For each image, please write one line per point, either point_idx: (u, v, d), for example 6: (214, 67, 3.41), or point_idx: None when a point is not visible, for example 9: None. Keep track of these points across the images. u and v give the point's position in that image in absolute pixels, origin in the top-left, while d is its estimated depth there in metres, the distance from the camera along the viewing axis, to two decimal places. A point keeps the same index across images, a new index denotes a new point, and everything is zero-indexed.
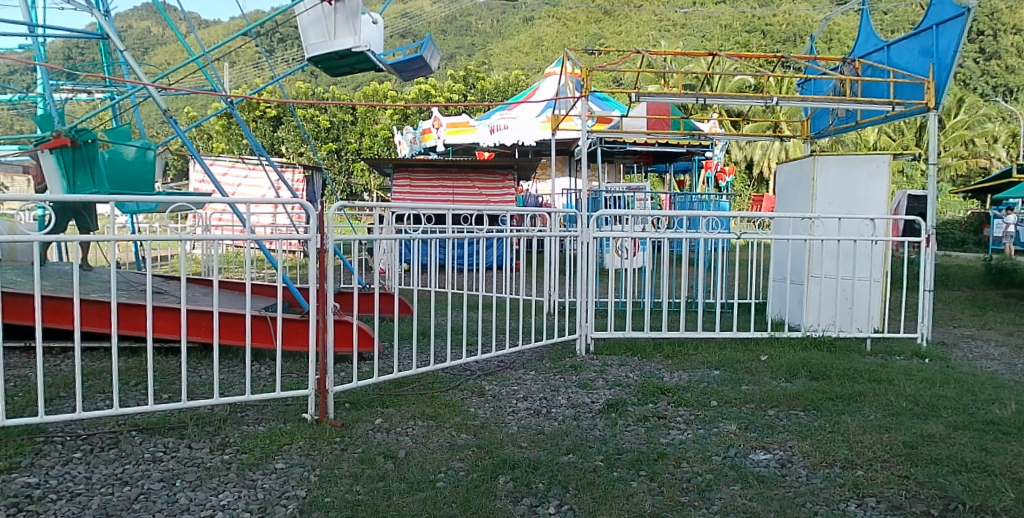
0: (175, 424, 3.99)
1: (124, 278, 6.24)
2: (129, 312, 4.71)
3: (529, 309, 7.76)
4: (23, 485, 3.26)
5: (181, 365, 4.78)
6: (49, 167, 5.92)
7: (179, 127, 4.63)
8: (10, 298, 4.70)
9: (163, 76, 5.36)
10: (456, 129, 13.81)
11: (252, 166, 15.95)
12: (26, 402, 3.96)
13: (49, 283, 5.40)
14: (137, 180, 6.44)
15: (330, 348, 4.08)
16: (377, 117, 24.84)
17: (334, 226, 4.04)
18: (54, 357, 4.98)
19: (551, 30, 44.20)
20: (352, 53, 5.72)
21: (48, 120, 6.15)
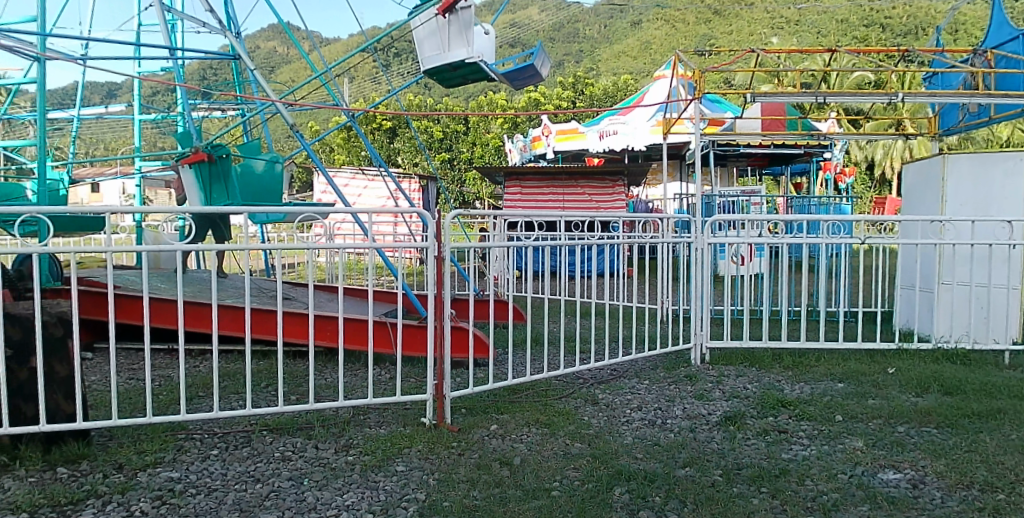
0: (303, 424, 4.13)
1: (254, 285, 6.54)
2: (261, 317, 4.93)
3: (642, 317, 7.60)
4: (167, 479, 3.47)
5: (308, 368, 4.97)
6: (188, 181, 6.31)
7: (305, 142, 4.72)
8: (157, 303, 5.03)
9: (288, 93, 5.55)
10: (564, 136, 13.78)
11: (371, 178, 16.59)
12: (170, 401, 4.21)
13: (189, 290, 5.73)
14: (265, 192, 6.75)
15: (447, 354, 4.14)
16: (488, 126, 25.36)
17: (451, 234, 4.13)
18: (194, 358, 5.30)
19: (660, 33, 43.75)
20: (465, 65, 5.84)
21: (187, 137, 6.54)
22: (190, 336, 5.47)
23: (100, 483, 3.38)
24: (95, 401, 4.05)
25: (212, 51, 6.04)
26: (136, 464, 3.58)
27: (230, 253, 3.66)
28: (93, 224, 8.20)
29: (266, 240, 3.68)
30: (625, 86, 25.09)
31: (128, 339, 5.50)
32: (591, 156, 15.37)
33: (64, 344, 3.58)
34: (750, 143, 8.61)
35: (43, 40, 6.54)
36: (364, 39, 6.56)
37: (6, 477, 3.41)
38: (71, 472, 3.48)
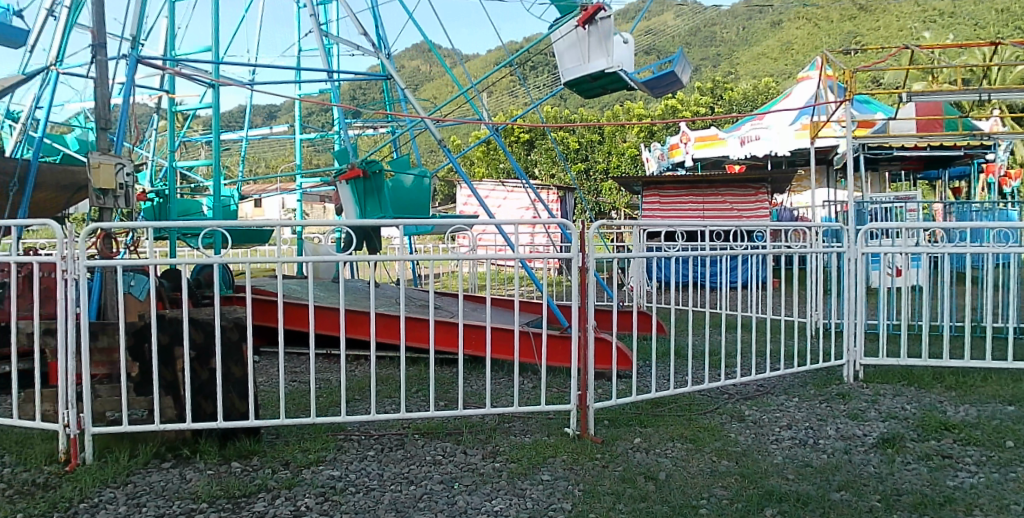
0: (452, 430, 4.25)
1: (404, 293, 6.72)
2: (415, 326, 5.13)
3: (792, 331, 7.28)
4: (329, 477, 3.67)
5: (456, 375, 5.12)
6: (346, 197, 6.71)
7: (453, 155, 4.89)
8: (321, 311, 5.39)
9: (436, 109, 5.85)
10: (704, 143, 13.80)
11: (512, 188, 16.99)
12: (331, 403, 4.47)
13: (347, 298, 6.08)
14: (415, 204, 7.10)
15: (591, 365, 4.15)
16: (624, 136, 25.07)
17: (594, 245, 4.10)
18: (353, 363, 5.61)
19: (801, 33, 41.80)
20: (605, 75, 5.95)
21: (344, 154, 6.93)
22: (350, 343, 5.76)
23: (269, 478, 3.60)
24: (264, 401, 4.30)
25: (362, 72, 6.28)
26: (301, 462, 3.77)
27: (383, 264, 3.84)
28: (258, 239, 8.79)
29: (416, 250, 3.84)
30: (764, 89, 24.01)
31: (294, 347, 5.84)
32: (732, 164, 14.97)
33: (239, 347, 3.76)
34: (904, 145, 8.17)
35: (218, 67, 7.13)
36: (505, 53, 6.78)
37: (189, 469, 3.66)
38: (243, 466, 3.71)
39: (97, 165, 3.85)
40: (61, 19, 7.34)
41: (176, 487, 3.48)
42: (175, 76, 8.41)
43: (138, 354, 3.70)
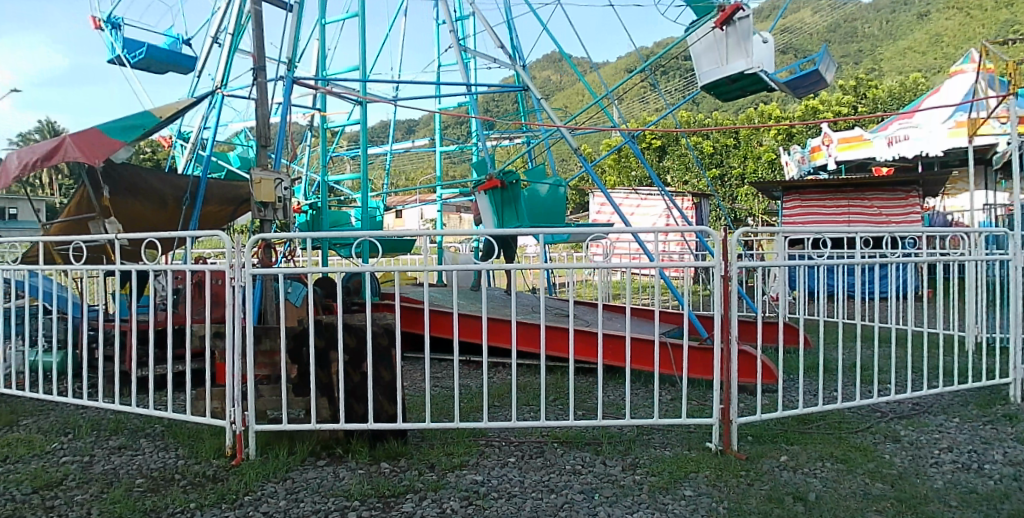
0: (591, 440, 4.25)
1: (526, 300, 6.77)
2: (555, 335, 5.15)
3: (954, 347, 6.71)
4: (472, 481, 3.74)
5: (595, 385, 5.11)
6: (485, 207, 6.99)
7: (588, 162, 5.01)
8: (464, 319, 5.54)
9: (570, 119, 5.99)
10: (848, 144, 13.19)
11: (646, 196, 16.80)
12: (473, 408, 4.58)
13: (486, 306, 6.21)
14: (551, 215, 6.97)
15: (734, 378, 4.03)
16: (760, 138, 21.80)
17: (737, 253, 3.99)
18: (493, 369, 5.73)
19: (953, 24, 38.38)
20: (744, 76, 5.85)
21: (484, 165, 7.32)
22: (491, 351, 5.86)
23: (415, 480, 3.70)
24: (410, 404, 4.44)
25: (498, 84, 6.41)
26: (445, 465, 3.87)
27: (520, 272, 3.90)
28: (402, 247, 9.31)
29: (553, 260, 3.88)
30: (915, 86, 22.12)
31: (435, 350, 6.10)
32: (879, 165, 14.04)
33: (389, 352, 3.90)
34: None
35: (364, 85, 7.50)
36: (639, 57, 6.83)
37: (342, 467, 3.80)
38: (392, 467, 3.82)
39: (258, 180, 4.08)
40: (225, 44, 7.93)
41: (331, 484, 3.62)
42: (324, 95, 8.93)
43: (297, 356, 3.88)
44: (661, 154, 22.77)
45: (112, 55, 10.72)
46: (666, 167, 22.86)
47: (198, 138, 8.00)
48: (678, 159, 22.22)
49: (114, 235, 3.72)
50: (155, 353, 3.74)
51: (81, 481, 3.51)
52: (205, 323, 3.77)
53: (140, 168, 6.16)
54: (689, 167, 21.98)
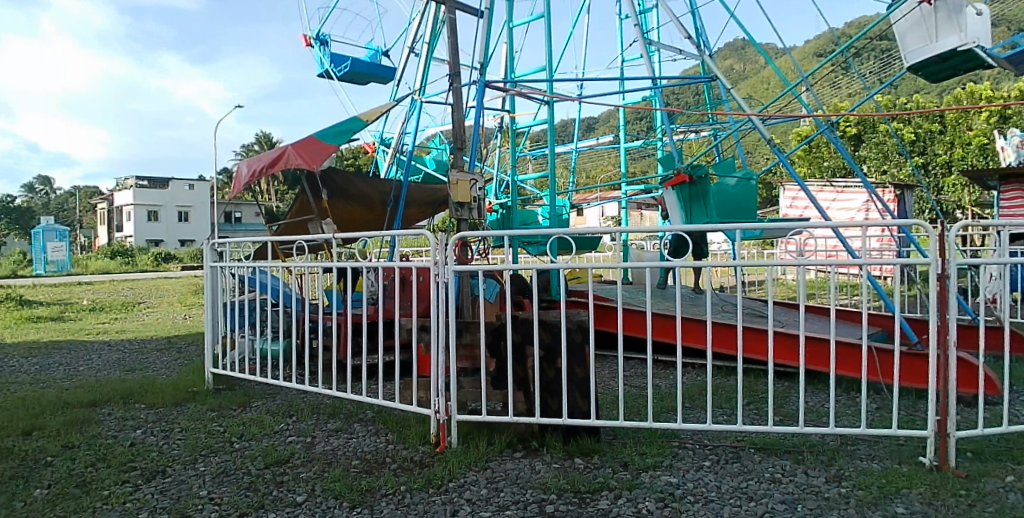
0: (790, 448, 4.07)
1: (723, 300, 6.51)
2: (753, 337, 5.01)
3: None
4: (667, 483, 3.66)
5: (796, 390, 4.89)
6: (671, 202, 6.99)
7: (781, 153, 5.37)
8: (658, 319, 5.52)
9: (762, 108, 6.07)
10: None
11: (840, 187, 15.54)
12: (667, 408, 4.53)
13: (675, 304, 6.13)
14: (739, 207, 7.00)
15: (953, 388, 3.67)
16: (971, 122, 19.46)
17: (957, 251, 3.61)
18: (687, 369, 5.65)
19: None
20: (957, 53, 5.52)
21: (671, 160, 7.31)
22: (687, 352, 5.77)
23: (610, 477, 3.68)
24: (603, 402, 4.48)
25: (684, 76, 6.39)
26: (639, 465, 3.84)
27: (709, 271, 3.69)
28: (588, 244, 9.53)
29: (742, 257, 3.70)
30: None
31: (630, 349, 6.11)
32: None
33: (582, 349, 3.94)
34: None
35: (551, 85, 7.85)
36: (835, 41, 6.63)
37: (538, 460, 3.88)
38: (586, 463, 3.84)
39: (455, 181, 4.30)
40: (421, 53, 8.37)
41: (528, 476, 3.69)
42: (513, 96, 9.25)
43: (495, 351, 4.02)
44: (855, 142, 20.97)
45: (322, 69, 12.09)
46: (861, 158, 21.05)
47: (401, 142, 8.48)
48: (876, 148, 20.37)
49: (331, 234, 4.03)
50: (368, 343, 4.01)
51: (305, 459, 3.82)
52: (412, 316, 3.99)
53: (350, 174, 6.06)
54: (888, 154, 19.95)
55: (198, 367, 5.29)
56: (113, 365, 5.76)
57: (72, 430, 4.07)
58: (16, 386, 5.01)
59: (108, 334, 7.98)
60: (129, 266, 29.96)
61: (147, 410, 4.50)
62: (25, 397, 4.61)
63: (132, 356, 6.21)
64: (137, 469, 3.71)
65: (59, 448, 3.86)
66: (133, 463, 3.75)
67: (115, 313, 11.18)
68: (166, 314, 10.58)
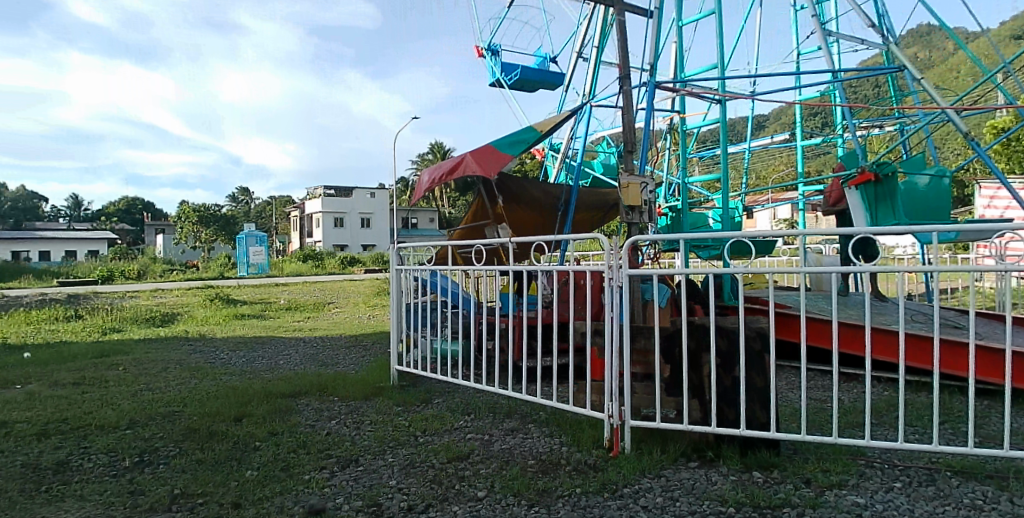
0: (993, 473, 3.73)
1: (914, 308, 6.18)
2: (952, 351, 4.68)
3: None
4: (854, 503, 3.45)
5: (1002, 412, 4.50)
6: (853, 203, 6.68)
7: (979, 146, 5.23)
8: (845, 329, 5.30)
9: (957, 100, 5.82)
10: None
11: None
12: (853, 424, 4.31)
13: (858, 313, 5.83)
14: (933, 209, 6.54)
15: None
16: None
17: None
18: (874, 383, 5.36)
19: None
20: None
21: (853, 157, 7.17)
22: (876, 366, 5.49)
23: (792, 494, 3.52)
24: (782, 415, 4.32)
25: (867, 68, 6.10)
26: (822, 482, 3.66)
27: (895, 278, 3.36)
28: (762, 248, 8.97)
29: (933, 264, 3.33)
30: None
31: (812, 360, 5.91)
32: None
33: (763, 358, 3.83)
34: None
35: (722, 83, 7.80)
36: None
37: (714, 471, 3.79)
38: (765, 477, 3.72)
39: (627, 185, 4.34)
40: (593, 56, 8.43)
41: (705, 487, 3.61)
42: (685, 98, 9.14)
43: (670, 357, 4.00)
44: None
45: (492, 78, 12.51)
46: None
47: (569, 147, 8.58)
48: None
49: (508, 239, 4.17)
50: (542, 346, 4.09)
51: (484, 457, 3.96)
52: (586, 320, 4.05)
53: (524, 180, 6.26)
54: None
55: (382, 365, 5.70)
56: (308, 362, 6.37)
57: (276, 419, 4.51)
58: (230, 378, 5.66)
59: (303, 332, 8.77)
60: (319, 268, 32.24)
61: (339, 403, 4.90)
62: (239, 388, 5.20)
63: (323, 352, 6.82)
64: (332, 457, 4.02)
65: (267, 433, 4.29)
66: (329, 451, 4.07)
67: (307, 311, 12.28)
68: (353, 314, 11.47)
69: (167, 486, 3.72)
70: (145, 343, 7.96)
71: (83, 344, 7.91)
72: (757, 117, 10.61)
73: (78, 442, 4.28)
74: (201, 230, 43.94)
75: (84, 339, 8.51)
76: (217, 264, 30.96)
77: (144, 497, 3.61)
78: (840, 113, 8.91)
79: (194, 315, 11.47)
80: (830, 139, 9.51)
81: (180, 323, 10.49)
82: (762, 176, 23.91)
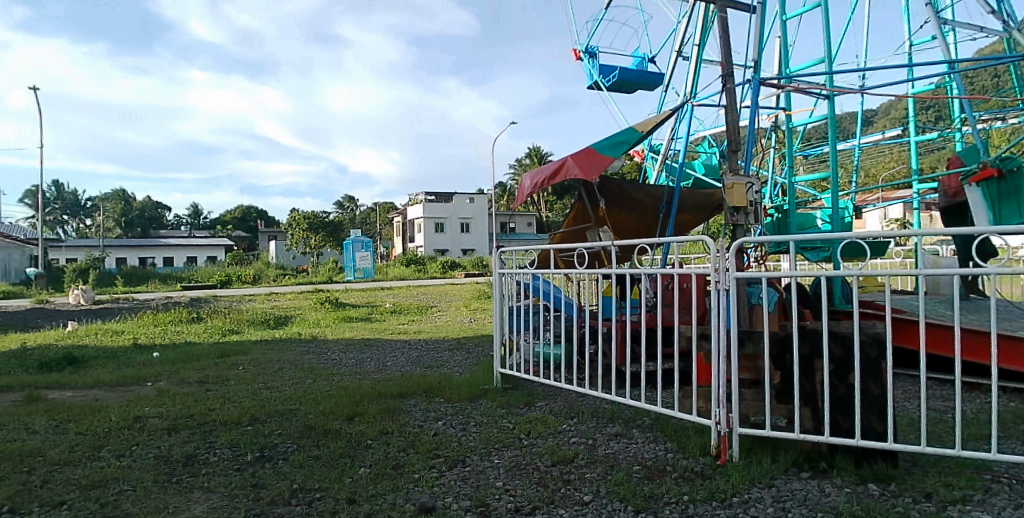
0: None
1: None
2: None
3: None
4: None
5: None
6: (974, 201, 6.56)
7: None
8: (969, 336, 5.14)
9: None
10: None
11: None
12: (977, 436, 4.11)
13: (979, 318, 5.60)
14: None
15: None
16: None
17: None
18: (998, 393, 5.09)
19: None
20: None
21: (971, 152, 7.01)
22: (1005, 376, 5.22)
23: (911, 508, 3.39)
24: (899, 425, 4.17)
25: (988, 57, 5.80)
26: (945, 496, 3.50)
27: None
28: (877, 251, 8.47)
29: None
30: None
31: (934, 369, 5.71)
32: None
33: (879, 364, 3.71)
34: None
35: (830, 77, 7.63)
36: None
37: (827, 482, 3.70)
38: (882, 490, 3.60)
39: (731, 186, 4.50)
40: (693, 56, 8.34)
41: (818, 498, 3.52)
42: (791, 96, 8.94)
43: (781, 363, 3.94)
44: None
45: (591, 81, 12.59)
46: None
47: (669, 149, 8.51)
48: None
49: (610, 242, 4.18)
50: (644, 351, 4.09)
51: (589, 461, 4.00)
52: (692, 324, 4.03)
53: (625, 182, 6.16)
54: None
55: (486, 368, 5.85)
56: (414, 364, 6.62)
57: (385, 418, 4.70)
58: (342, 378, 5.95)
59: (406, 335, 9.08)
60: (421, 273, 33.12)
61: (445, 403, 5.09)
62: (350, 388, 5.45)
63: (428, 356, 7.03)
64: (441, 457, 4.14)
65: (378, 432, 4.47)
66: (439, 451, 4.20)
67: (411, 315, 12.68)
68: (454, 318, 11.78)
69: (287, 481, 3.91)
70: (262, 344, 8.46)
71: (208, 345, 8.49)
72: (866, 112, 10.14)
73: (205, 436, 4.58)
74: (309, 237, 45.90)
75: (207, 339, 9.10)
76: (326, 269, 32.23)
77: (266, 490, 3.80)
78: (958, 107, 8.66)
79: (305, 318, 12.08)
80: (948, 134, 9.12)
81: (292, 325, 11.07)
82: (866, 173, 22.87)
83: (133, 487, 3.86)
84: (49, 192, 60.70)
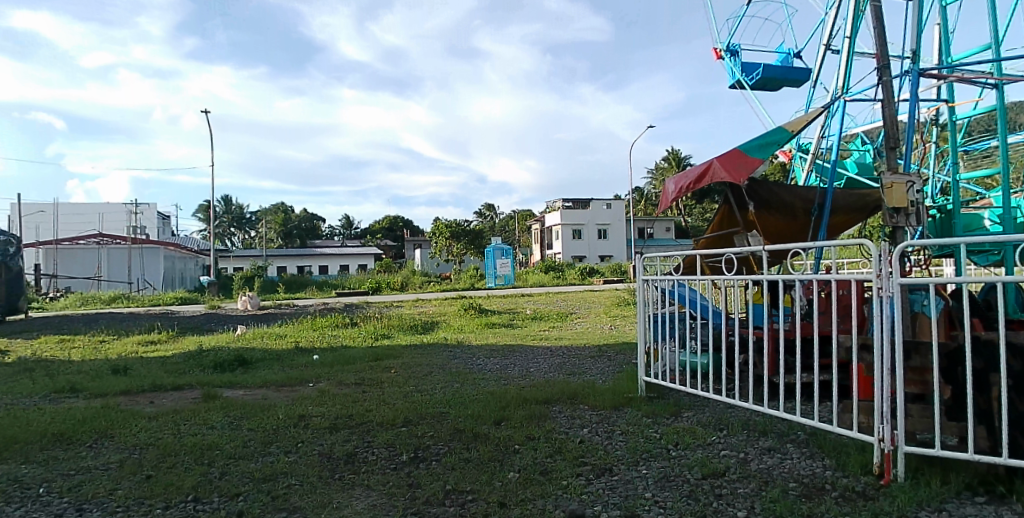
0: None
1: None
2: None
3: None
4: None
5: None
6: None
7: None
8: None
9: None
10: None
11: None
12: None
13: None
14: None
15: None
16: None
17: None
18: None
19: None
20: None
21: None
22: None
23: None
24: None
25: None
26: None
27: None
28: None
29: None
30: None
31: None
32: None
33: None
34: None
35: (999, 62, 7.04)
36: None
37: (1006, 508, 3.45)
38: None
39: (890, 184, 4.31)
40: (845, 49, 7.94)
41: None
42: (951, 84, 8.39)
43: (952, 377, 3.71)
44: None
45: (733, 81, 12.25)
46: None
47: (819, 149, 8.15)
48: None
49: (760, 248, 4.06)
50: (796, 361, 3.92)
51: (742, 475, 3.94)
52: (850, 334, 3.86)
53: (771, 182, 6.05)
54: None
55: (631, 377, 5.95)
56: (557, 370, 6.83)
57: (530, 423, 4.88)
58: (488, 383, 6.23)
59: (548, 341, 9.34)
60: (559, 280, 33.65)
61: (589, 410, 5.22)
62: (496, 393, 5.70)
63: (570, 363, 7.23)
64: (587, 464, 4.21)
65: (525, 437, 4.63)
66: (585, 459, 4.27)
67: (549, 321, 12.94)
68: (594, 324, 11.90)
69: (441, 481, 4.08)
70: (413, 348, 8.99)
71: (364, 348, 9.10)
72: None
73: (363, 436, 4.89)
74: (452, 243, 47.49)
75: (361, 343, 9.74)
76: (468, 277, 33.17)
77: (421, 490, 3.98)
78: None
79: (448, 323, 12.64)
80: None
81: (439, 330, 11.62)
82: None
83: (299, 482, 4.15)
84: (219, 206, 65.51)
